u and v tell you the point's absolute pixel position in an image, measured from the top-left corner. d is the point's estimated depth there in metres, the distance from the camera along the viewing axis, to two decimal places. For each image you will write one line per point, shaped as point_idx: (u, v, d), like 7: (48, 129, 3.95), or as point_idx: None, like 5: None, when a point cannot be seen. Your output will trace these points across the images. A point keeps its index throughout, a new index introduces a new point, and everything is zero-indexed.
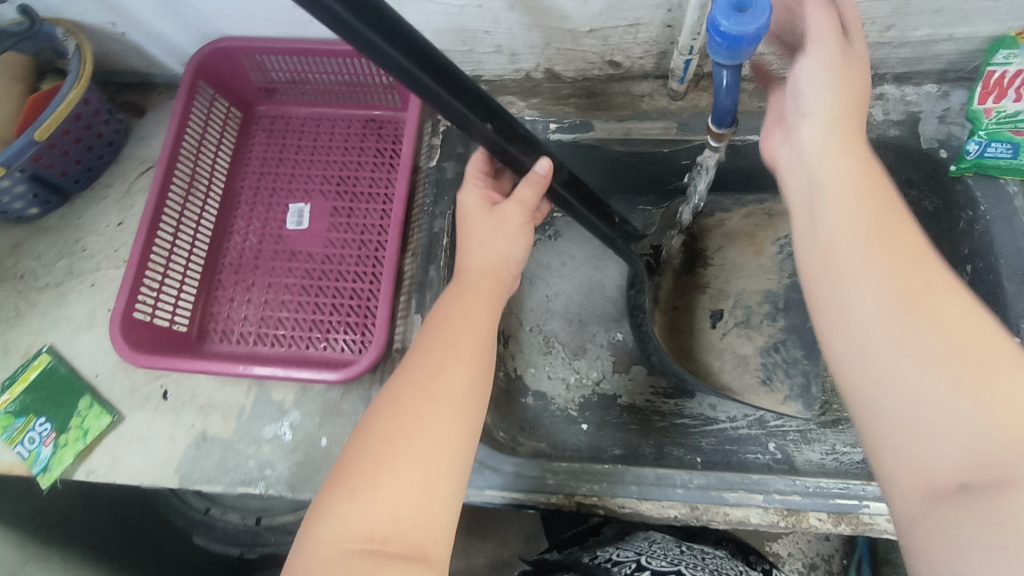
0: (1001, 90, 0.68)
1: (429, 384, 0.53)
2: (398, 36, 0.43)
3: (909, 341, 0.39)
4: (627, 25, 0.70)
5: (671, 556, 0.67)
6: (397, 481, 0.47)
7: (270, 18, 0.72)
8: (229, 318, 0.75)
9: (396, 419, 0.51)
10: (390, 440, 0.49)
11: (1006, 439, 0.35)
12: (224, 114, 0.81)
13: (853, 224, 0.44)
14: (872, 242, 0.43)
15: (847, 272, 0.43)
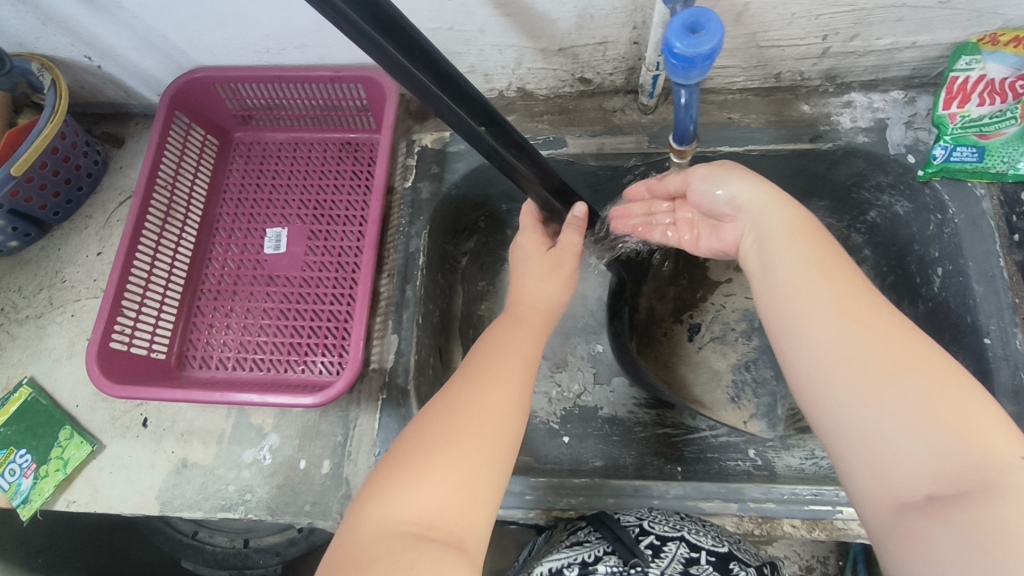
0: (964, 95, 0.69)
1: (479, 394, 0.56)
2: (413, 49, 0.44)
3: (867, 369, 0.47)
4: (596, 43, 0.70)
5: (675, 520, 0.62)
6: (441, 477, 0.50)
7: (244, 46, 0.73)
8: (209, 344, 0.75)
9: (448, 422, 0.53)
10: (442, 438, 0.52)
11: (957, 448, 0.43)
12: (201, 141, 0.82)
13: (804, 270, 0.53)
14: (818, 287, 0.52)
15: (803, 312, 0.52)
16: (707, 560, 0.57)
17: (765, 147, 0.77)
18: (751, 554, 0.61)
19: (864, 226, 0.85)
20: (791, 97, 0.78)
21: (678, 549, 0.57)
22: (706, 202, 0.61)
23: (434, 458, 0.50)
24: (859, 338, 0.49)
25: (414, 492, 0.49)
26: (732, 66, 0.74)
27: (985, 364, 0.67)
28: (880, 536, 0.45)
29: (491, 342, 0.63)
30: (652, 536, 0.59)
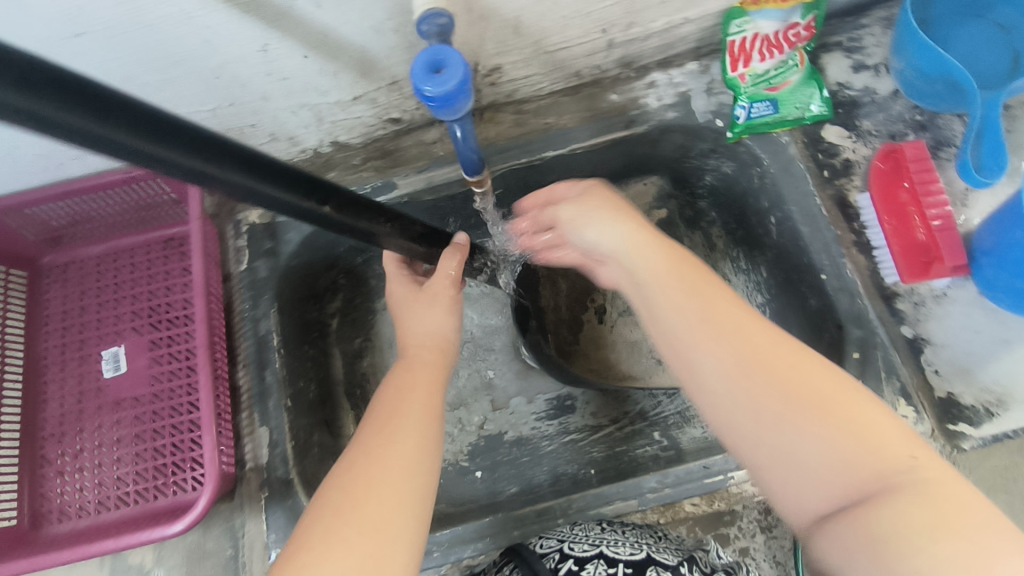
0: (746, 56, 0.72)
1: (379, 449, 0.52)
2: (175, 129, 0.33)
3: (761, 386, 0.48)
4: (388, 84, 0.69)
5: (593, 536, 0.59)
6: (345, 554, 0.44)
7: (17, 170, 0.67)
8: (64, 493, 0.69)
9: (346, 490, 0.49)
10: (340, 511, 0.47)
11: (860, 455, 0.45)
12: (3, 278, 0.74)
13: (680, 298, 0.53)
14: (692, 309, 0.53)
15: (693, 339, 0.52)
16: (625, 574, 0.52)
17: (587, 143, 0.78)
18: (675, 550, 0.57)
19: (704, 191, 0.87)
20: (598, 90, 0.79)
21: (596, 570, 0.53)
22: (577, 243, 0.62)
23: (337, 525, 0.46)
24: (751, 357, 0.49)
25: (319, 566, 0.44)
26: (531, 74, 0.75)
27: (827, 297, 0.71)
28: (809, 544, 0.47)
29: (383, 394, 0.59)
30: (570, 562, 0.55)
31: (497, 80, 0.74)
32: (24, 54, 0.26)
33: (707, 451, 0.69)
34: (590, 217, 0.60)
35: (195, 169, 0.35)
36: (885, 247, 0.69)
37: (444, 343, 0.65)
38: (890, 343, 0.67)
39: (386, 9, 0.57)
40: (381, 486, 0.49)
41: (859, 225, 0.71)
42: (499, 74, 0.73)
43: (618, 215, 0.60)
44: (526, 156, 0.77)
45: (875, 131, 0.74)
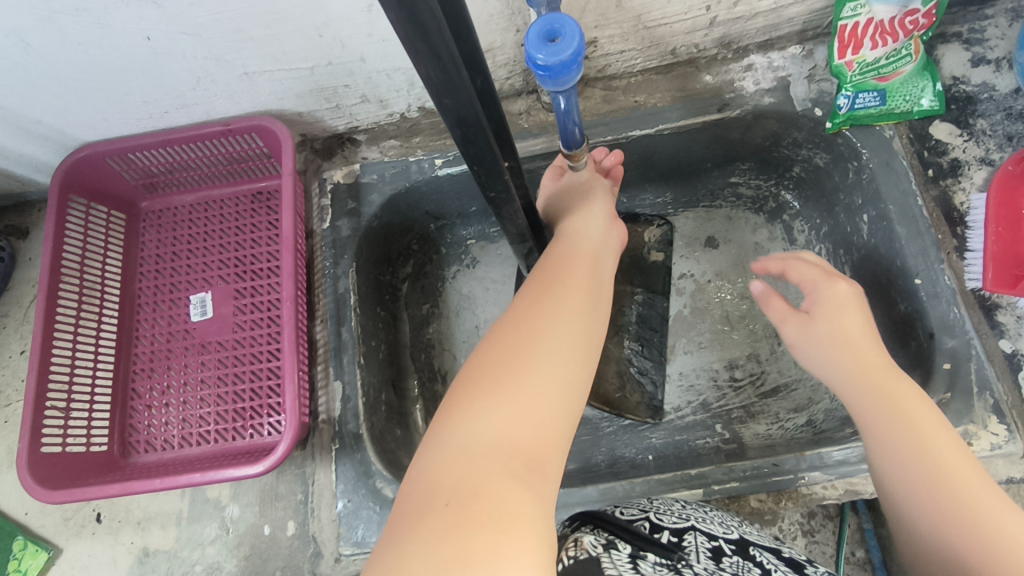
0: (856, 42, 0.68)
1: (537, 325, 0.44)
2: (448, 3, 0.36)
3: (901, 472, 0.48)
4: (483, 52, 0.69)
5: (678, 510, 0.57)
6: (527, 383, 0.40)
7: (126, 115, 0.71)
8: (151, 426, 0.73)
9: (523, 324, 0.44)
10: (518, 344, 0.43)
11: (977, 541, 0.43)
12: (105, 219, 0.79)
13: (879, 431, 0.50)
14: (886, 433, 0.49)
15: (887, 467, 0.49)
16: (731, 551, 0.51)
17: (676, 125, 0.76)
18: (761, 534, 0.57)
19: (790, 181, 0.84)
20: (693, 70, 0.77)
21: (698, 541, 0.51)
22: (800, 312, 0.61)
23: (479, 400, 0.39)
24: (940, 478, 0.45)
25: (459, 445, 0.37)
26: (626, 50, 0.73)
27: (919, 303, 0.67)
28: None
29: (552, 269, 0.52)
30: (666, 532, 0.52)
31: (591, 54, 0.73)
32: None
33: (775, 449, 0.68)
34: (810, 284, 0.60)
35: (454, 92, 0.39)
36: (980, 250, 0.65)
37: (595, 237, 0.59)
38: (986, 355, 0.63)
39: None
40: (535, 377, 0.40)
41: (963, 229, 0.68)
42: (594, 48, 0.72)
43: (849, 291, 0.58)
44: (613, 134, 0.76)
45: (990, 130, 0.70)
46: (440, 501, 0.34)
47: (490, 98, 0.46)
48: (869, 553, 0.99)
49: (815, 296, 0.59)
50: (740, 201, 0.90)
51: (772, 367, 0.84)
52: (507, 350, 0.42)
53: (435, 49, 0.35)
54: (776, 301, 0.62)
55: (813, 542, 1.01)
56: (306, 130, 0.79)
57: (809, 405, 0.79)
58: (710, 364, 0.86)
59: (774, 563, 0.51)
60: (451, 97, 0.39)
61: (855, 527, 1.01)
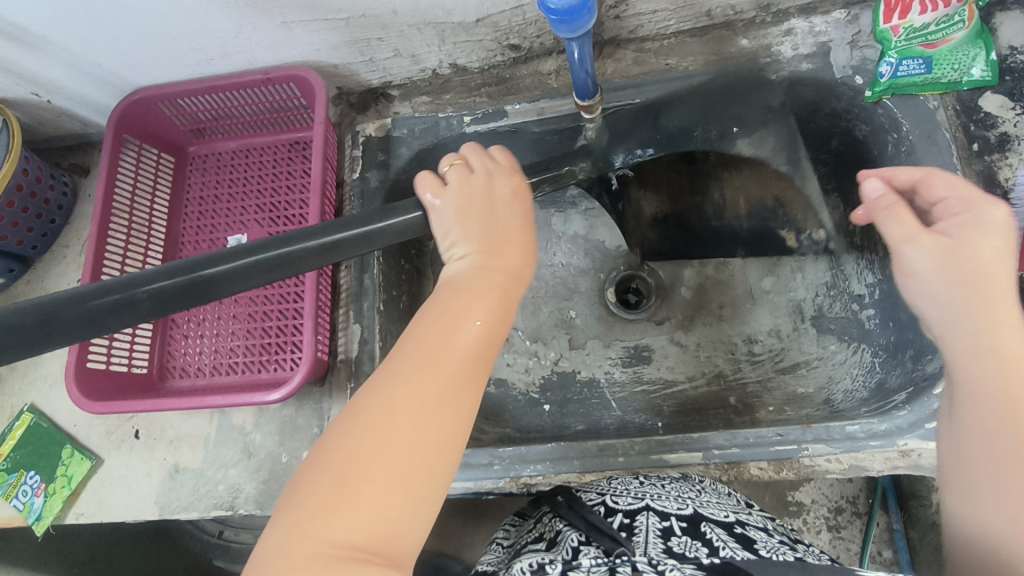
0: (904, 5, 0.65)
1: (382, 437, 0.42)
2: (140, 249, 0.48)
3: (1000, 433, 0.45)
4: (513, 8, 0.69)
5: (635, 489, 0.60)
6: (363, 496, 0.41)
7: (176, 60, 0.75)
8: (187, 354, 0.79)
9: (373, 422, 0.43)
10: (361, 446, 0.42)
11: None
12: (155, 160, 0.84)
13: (990, 421, 0.46)
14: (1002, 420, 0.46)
15: (982, 445, 0.46)
16: (680, 528, 0.53)
17: (707, 89, 0.75)
18: (720, 505, 0.58)
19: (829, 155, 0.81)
20: (729, 34, 0.75)
21: (649, 521, 0.55)
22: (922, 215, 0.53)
23: (338, 507, 0.40)
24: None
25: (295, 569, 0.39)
26: (659, 10, 0.72)
27: None
28: (954, 552, 0.48)
29: (413, 330, 0.49)
30: (619, 515, 0.56)
31: (623, 12, 0.72)
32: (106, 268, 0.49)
33: (783, 422, 0.67)
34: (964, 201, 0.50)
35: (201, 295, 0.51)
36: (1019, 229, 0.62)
37: (480, 261, 0.53)
38: None
39: None
40: (370, 494, 0.41)
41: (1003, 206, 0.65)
42: (626, 7, 0.71)
43: (992, 219, 0.48)
44: (641, 97, 0.75)
45: None
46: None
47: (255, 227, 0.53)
48: (898, 554, 0.95)
49: (964, 216, 0.49)
50: None
51: (791, 343, 0.83)
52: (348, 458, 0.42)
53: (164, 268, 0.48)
54: (902, 214, 0.50)
55: (838, 538, 0.99)
56: (342, 83, 0.82)
57: (829, 385, 0.77)
58: (729, 338, 0.85)
59: (724, 538, 0.52)
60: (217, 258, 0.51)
61: (884, 527, 0.98)
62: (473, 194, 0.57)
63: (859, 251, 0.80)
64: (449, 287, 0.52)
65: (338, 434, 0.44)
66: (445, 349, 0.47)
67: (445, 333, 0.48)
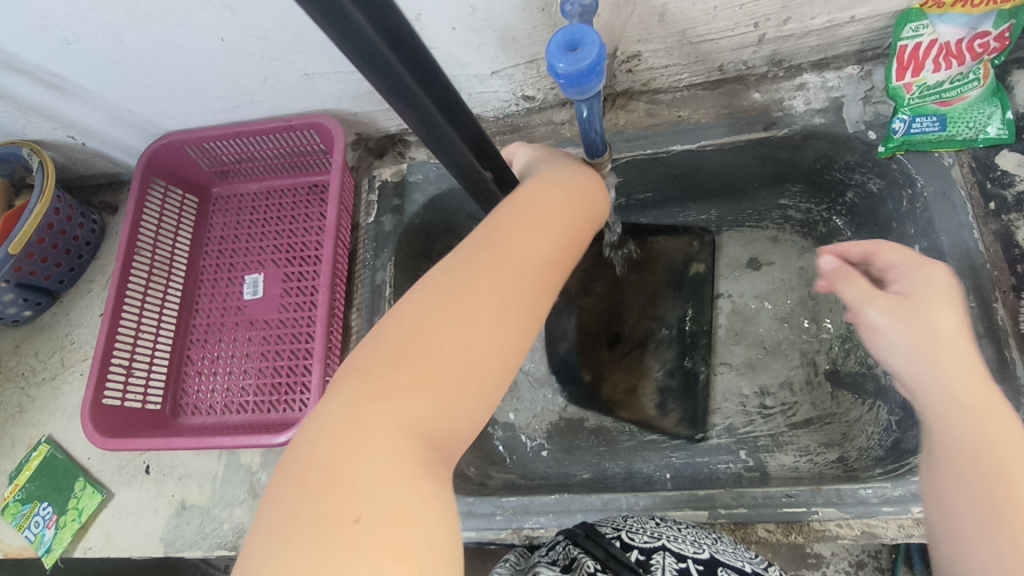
0: (917, 64, 0.65)
1: (466, 307, 0.40)
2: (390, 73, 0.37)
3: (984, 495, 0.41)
4: (526, 62, 0.71)
5: (652, 528, 0.58)
6: (437, 371, 0.38)
7: (204, 109, 0.78)
8: (199, 391, 0.80)
9: (456, 300, 0.40)
10: (436, 321, 0.39)
11: None
12: (180, 201, 0.87)
13: (969, 482, 0.43)
14: (977, 472, 0.42)
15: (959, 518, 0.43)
16: (696, 571, 0.51)
17: (719, 142, 0.75)
18: (735, 555, 0.56)
19: (843, 207, 0.81)
20: (741, 87, 0.75)
21: (665, 560, 0.52)
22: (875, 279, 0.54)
23: (394, 392, 0.37)
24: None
25: (357, 451, 0.35)
26: (671, 64, 0.73)
27: None
28: None
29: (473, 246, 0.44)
30: (635, 551, 0.53)
31: (635, 67, 0.73)
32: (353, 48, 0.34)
33: (792, 482, 0.66)
34: (910, 271, 0.50)
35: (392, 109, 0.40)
36: None
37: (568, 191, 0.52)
38: None
39: None
40: (442, 371, 0.38)
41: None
42: (638, 61, 0.72)
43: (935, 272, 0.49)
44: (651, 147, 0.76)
45: None
46: (348, 513, 0.33)
47: (463, 114, 0.46)
48: None
49: (910, 279, 0.50)
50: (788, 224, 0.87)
51: (806, 397, 0.81)
52: (425, 327, 0.39)
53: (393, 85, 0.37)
54: (858, 279, 0.51)
55: None
56: (361, 130, 0.85)
57: (843, 441, 0.75)
58: (741, 390, 0.83)
59: None
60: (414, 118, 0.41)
61: None
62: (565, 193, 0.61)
63: None
64: (508, 208, 0.47)
65: (399, 313, 0.40)
66: (499, 266, 0.42)
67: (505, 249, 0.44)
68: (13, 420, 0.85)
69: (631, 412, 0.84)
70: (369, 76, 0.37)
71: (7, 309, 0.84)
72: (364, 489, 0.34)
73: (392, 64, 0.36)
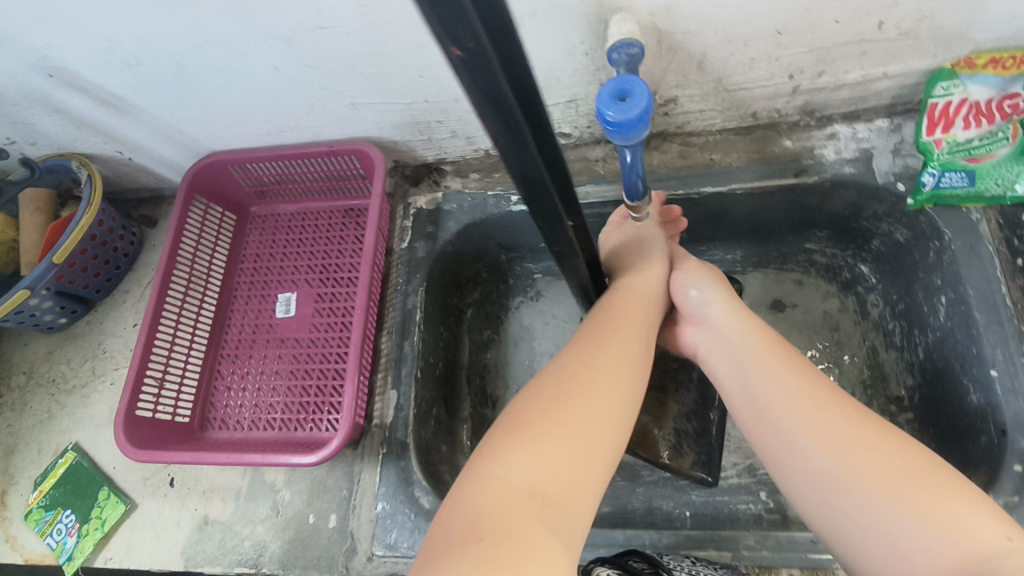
0: (947, 120, 0.67)
1: (578, 388, 0.50)
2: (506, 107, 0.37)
3: (807, 440, 0.51)
4: (566, 101, 0.73)
5: (686, 566, 0.59)
6: (559, 437, 0.46)
7: (251, 132, 0.81)
8: (228, 406, 0.82)
9: (564, 383, 0.50)
10: (555, 399, 0.49)
11: (879, 477, 0.46)
12: (219, 219, 0.90)
13: (783, 435, 0.52)
14: (781, 378, 0.55)
15: (806, 482, 0.50)
16: None
17: (749, 186, 0.77)
18: None
19: (869, 254, 0.82)
20: (773, 134, 0.77)
21: None
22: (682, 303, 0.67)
23: (523, 446, 0.45)
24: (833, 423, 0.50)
25: (492, 496, 0.42)
26: (706, 109, 0.75)
27: (995, 396, 0.64)
28: None
29: (578, 346, 0.55)
30: None
31: (671, 110, 0.76)
32: (476, 80, 0.35)
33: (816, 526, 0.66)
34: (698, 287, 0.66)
35: (499, 146, 0.41)
36: None
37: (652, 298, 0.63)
38: None
39: (583, 33, 0.62)
40: (562, 435, 0.46)
41: None
42: (675, 105, 0.75)
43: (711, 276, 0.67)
44: (683, 187, 0.77)
45: None
46: (479, 534, 0.40)
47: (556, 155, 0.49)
48: None
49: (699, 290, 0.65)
50: (813, 267, 0.89)
51: None
52: (547, 402, 0.48)
53: (506, 118, 0.38)
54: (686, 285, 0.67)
55: None
56: (399, 157, 0.88)
57: None
58: None
59: None
60: (516, 157, 0.42)
61: None
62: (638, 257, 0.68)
63: (898, 352, 0.79)
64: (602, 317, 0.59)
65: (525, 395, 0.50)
66: (598, 358, 0.53)
67: (598, 347, 0.54)
68: (41, 425, 0.86)
69: (646, 451, 0.81)
70: (484, 107, 0.37)
71: (44, 316, 0.86)
72: (496, 521, 0.40)
73: (505, 95, 0.37)
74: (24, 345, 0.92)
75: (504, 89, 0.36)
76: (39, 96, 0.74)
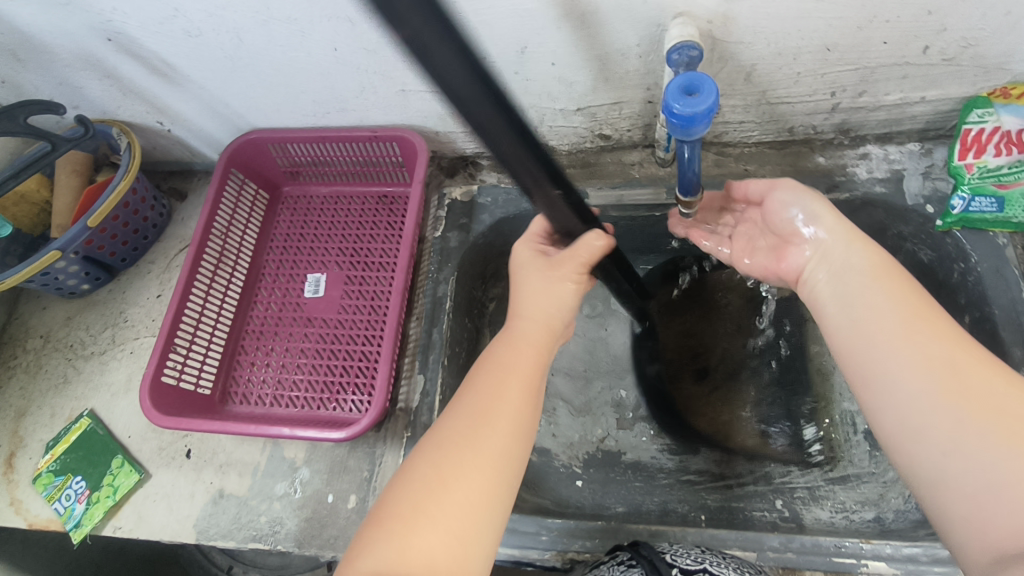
0: (979, 147, 0.70)
1: (465, 459, 0.50)
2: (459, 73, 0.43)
3: (918, 382, 0.49)
4: (611, 103, 0.75)
5: (696, 554, 0.60)
6: (436, 519, 0.47)
7: (297, 111, 0.82)
8: (250, 381, 0.81)
9: (450, 454, 0.50)
10: (440, 475, 0.49)
11: (992, 425, 0.45)
12: (253, 196, 0.90)
13: (890, 375, 0.50)
14: (890, 314, 0.52)
15: (903, 421, 0.49)
16: None
17: None
18: None
19: None
20: (806, 150, 0.80)
21: None
22: (779, 220, 0.62)
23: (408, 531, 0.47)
24: (952, 356, 0.48)
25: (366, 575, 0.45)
26: (745, 121, 0.77)
27: None
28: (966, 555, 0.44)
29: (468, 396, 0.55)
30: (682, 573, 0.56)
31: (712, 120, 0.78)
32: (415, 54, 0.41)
33: (838, 531, 0.67)
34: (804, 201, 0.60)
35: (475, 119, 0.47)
36: None
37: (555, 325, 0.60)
38: None
39: (640, 34, 0.64)
40: (443, 512, 0.48)
41: None
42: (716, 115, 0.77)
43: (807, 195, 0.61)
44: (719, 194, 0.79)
45: None
46: None
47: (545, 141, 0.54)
48: None
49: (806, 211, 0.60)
50: None
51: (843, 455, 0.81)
52: (426, 485, 0.49)
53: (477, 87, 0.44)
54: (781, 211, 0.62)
55: None
56: (438, 148, 0.89)
57: (879, 501, 0.75)
58: (779, 441, 0.84)
59: None
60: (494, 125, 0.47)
61: None
62: (767, 214, 0.64)
63: None
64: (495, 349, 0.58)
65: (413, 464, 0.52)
66: (490, 416, 0.53)
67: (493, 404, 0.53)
68: (56, 389, 0.85)
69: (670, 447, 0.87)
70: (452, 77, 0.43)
71: (67, 281, 0.85)
72: None
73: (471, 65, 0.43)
74: (42, 308, 0.91)
75: (466, 54, 0.42)
76: (92, 60, 0.74)
